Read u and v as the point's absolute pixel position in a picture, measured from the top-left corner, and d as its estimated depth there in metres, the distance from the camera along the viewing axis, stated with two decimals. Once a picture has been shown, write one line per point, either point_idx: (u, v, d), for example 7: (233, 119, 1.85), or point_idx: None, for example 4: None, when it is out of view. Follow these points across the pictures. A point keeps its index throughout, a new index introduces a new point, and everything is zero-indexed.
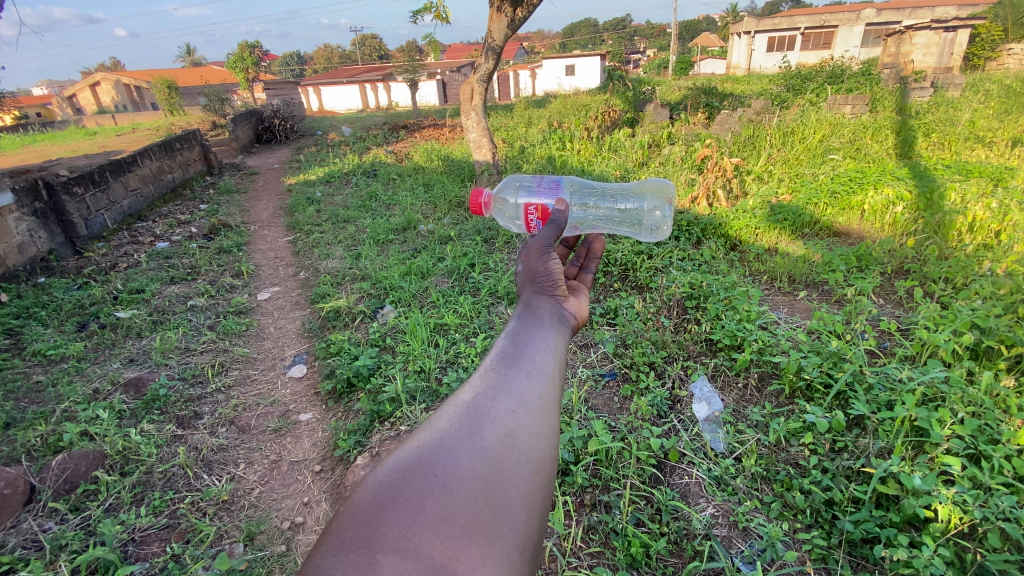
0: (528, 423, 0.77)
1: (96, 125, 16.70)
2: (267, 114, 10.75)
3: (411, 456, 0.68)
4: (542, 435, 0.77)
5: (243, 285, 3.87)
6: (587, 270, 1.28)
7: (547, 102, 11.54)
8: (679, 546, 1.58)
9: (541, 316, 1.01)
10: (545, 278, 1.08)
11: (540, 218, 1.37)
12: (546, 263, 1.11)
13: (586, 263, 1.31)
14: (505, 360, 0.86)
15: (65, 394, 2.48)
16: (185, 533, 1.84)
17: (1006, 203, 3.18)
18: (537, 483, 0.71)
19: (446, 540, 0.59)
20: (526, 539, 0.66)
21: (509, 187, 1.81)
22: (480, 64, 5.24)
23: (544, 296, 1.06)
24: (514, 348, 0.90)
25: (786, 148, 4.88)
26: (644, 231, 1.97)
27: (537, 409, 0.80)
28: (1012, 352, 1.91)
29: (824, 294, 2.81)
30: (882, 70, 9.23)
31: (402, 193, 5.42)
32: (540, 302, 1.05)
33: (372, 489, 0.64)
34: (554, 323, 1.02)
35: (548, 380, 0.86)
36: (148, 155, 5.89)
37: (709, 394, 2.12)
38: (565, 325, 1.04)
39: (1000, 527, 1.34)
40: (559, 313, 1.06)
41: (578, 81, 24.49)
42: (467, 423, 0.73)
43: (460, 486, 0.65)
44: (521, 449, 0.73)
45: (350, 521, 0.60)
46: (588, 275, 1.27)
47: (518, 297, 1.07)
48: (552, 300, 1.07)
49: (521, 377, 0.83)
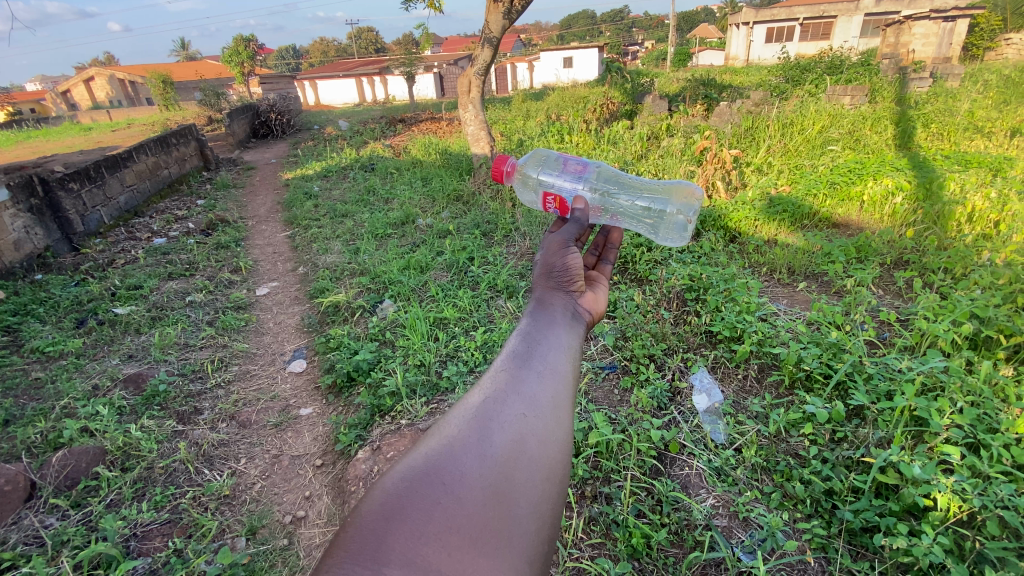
0: (538, 428, 0.76)
1: (91, 120, 16.56)
2: (263, 108, 10.67)
3: (419, 464, 0.67)
4: (554, 439, 0.77)
5: (242, 281, 3.87)
6: (606, 260, 1.28)
7: (546, 94, 11.48)
8: (680, 537, 1.60)
9: (554, 314, 1.01)
10: (562, 273, 1.07)
11: (558, 207, 1.33)
12: (565, 258, 1.10)
13: (604, 254, 1.30)
14: (517, 360, 0.87)
15: (64, 390, 2.48)
16: (188, 527, 1.84)
17: (1006, 193, 3.17)
18: (546, 491, 0.71)
19: (452, 552, 0.59)
20: (533, 548, 0.66)
21: (534, 161, 1.82)
22: (478, 56, 5.19)
23: (559, 291, 1.06)
24: (526, 348, 0.90)
25: (785, 139, 4.87)
26: (662, 232, 1.94)
27: (550, 412, 0.80)
28: (1010, 342, 1.91)
29: (824, 285, 2.81)
30: (882, 60, 9.16)
31: (400, 187, 5.40)
32: (554, 297, 1.05)
33: (379, 499, 0.63)
34: (567, 320, 1.01)
35: (561, 381, 0.86)
36: (144, 151, 5.85)
37: (709, 385, 2.12)
38: (578, 322, 1.04)
39: (998, 515, 1.34)
40: (574, 309, 1.05)
41: (576, 73, 24.28)
42: (477, 429, 0.73)
43: (470, 495, 0.64)
44: (531, 455, 0.73)
45: (358, 532, 0.59)
46: (608, 266, 1.27)
47: (530, 294, 1.06)
48: (567, 295, 1.06)
49: (532, 379, 0.83)
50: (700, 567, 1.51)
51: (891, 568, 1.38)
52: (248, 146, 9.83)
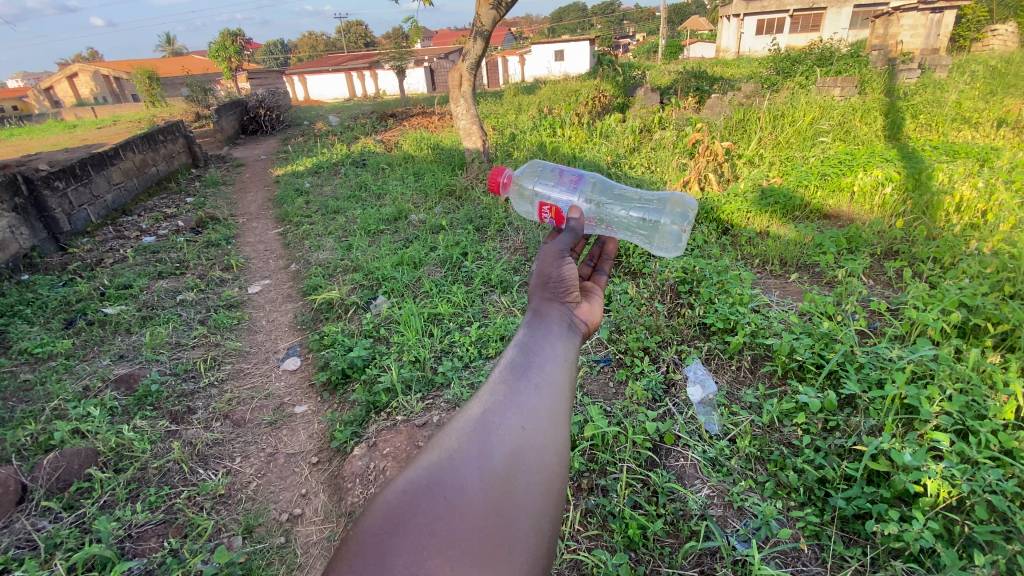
0: (537, 439, 0.77)
1: (75, 117, 16.28)
2: (252, 104, 10.54)
3: (420, 477, 0.68)
4: (551, 451, 0.77)
5: (233, 279, 3.83)
6: (600, 271, 1.28)
7: (537, 88, 11.43)
8: (675, 527, 1.61)
9: (550, 325, 1.00)
10: (557, 284, 1.07)
11: (554, 217, 1.35)
12: (560, 268, 1.09)
13: (598, 265, 1.31)
14: (515, 371, 0.86)
15: (53, 392, 2.45)
16: (183, 527, 1.84)
17: (993, 182, 3.21)
18: (546, 502, 0.71)
19: (454, 566, 0.59)
20: (534, 560, 0.66)
21: (531, 174, 1.83)
22: (468, 49, 5.16)
23: (555, 301, 1.06)
24: (523, 358, 0.90)
25: (776, 131, 4.88)
26: (657, 241, 1.93)
27: (548, 423, 0.80)
28: (997, 329, 1.94)
29: (815, 276, 2.84)
30: (871, 52, 9.20)
31: (392, 182, 5.37)
32: (550, 308, 1.04)
33: (382, 513, 0.64)
34: (564, 330, 1.01)
35: (558, 391, 0.86)
36: (131, 148, 5.77)
37: (703, 376, 2.13)
38: (575, 333, 1.04)
39: (986, 499, 1.37)
40: (570, 321, 1.05)
41: (567, 66, 24.18)
42: (477, 441, 0.73)
43: (471, 507, 0.65)
44: (529, 468, 0.73)
45: (362, 548, 0.60)
46: (602, 277, 1.26)
47: (527, 305, 1.06)
48: (562, 305, 1.06)
49: (531, 389, 0.83)
50: (696, 557, 1.53)
51: (882, 553, 1.41)
52: (237, 143, 9.71)
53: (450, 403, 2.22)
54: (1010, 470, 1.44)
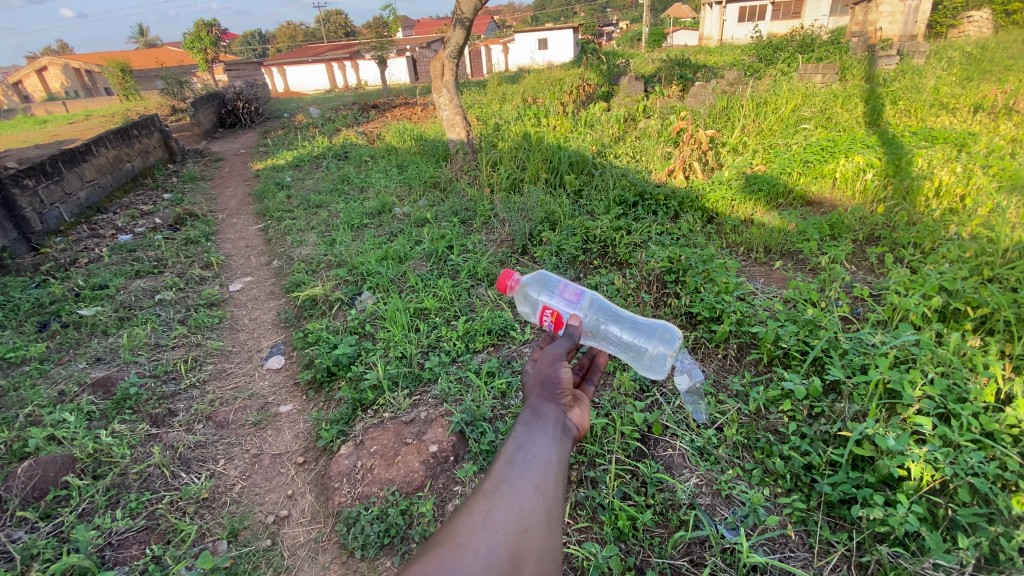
0: (532, 540, 0.86)
1: (46, 113, 15.74)
2: (229, 96, 10.27)
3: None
4: (547, 549, 0.89)
5: (213, 277, 3.74)
6: (589, 380, 1.29)
7: (521, 77, 11.32)
8: (664, 517, 1.62)
9: (546, 425, 1.02)
10: (554, 385, 1.08)
11: (555, 321, 1.33)
12: (556, 369, 1.11)
13: (587, 374, 1.31)
14: (515, 467, 0.92)
15: (28, 397, 2.37)
16: (166, 533, 1.80)
17: (971, 167, 3.25)
18: None
19: None
20: None
21: (534, 283, 1.66)
22: (450, 38, 5.06)
23: (553, 400, 1.07)
24: (521, 452, 0.95)
25: (760, 119, 4.89)
26: (642, 364, 1.66)
27: (543, 525, 0.89)
28: (977, 313, 1.97)
29: (799, 263, 2.86)
30: (851, 39, 9.25)
31: (375, 175, 5.28)
32: (547, 408, 1.05)
33: None
34: (562, 429, 1.04)
35: (553, 489, 0.93)
36: (104, 143, 5.59)
37: (690, 365, 2.14)
38: (570, 434, 1.06)
39: (969, 482, 1.39)
40: (564, 422, 1.06)
41: (551, 55, 23.97)
42: (480, 543, 0.81)
43: None
44: (523, 568, 0.83)
45: None
46: (590, 386, 1.27)
47: (525, 402, 1.07)
48: (560, 404, 1.08)
49: (527, 491, 0.90)
50: (686, 546, 1.53)
51: (868, 538, 1.43)
52: (215, 137, 9.48)
53: (438, 398, 2.19)
54: (990, 452, 1.46)
